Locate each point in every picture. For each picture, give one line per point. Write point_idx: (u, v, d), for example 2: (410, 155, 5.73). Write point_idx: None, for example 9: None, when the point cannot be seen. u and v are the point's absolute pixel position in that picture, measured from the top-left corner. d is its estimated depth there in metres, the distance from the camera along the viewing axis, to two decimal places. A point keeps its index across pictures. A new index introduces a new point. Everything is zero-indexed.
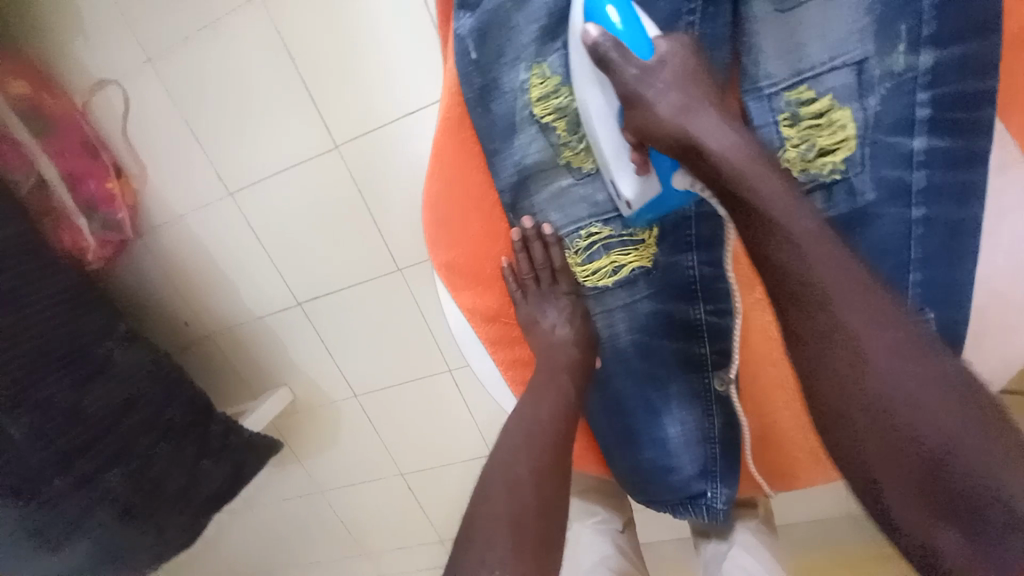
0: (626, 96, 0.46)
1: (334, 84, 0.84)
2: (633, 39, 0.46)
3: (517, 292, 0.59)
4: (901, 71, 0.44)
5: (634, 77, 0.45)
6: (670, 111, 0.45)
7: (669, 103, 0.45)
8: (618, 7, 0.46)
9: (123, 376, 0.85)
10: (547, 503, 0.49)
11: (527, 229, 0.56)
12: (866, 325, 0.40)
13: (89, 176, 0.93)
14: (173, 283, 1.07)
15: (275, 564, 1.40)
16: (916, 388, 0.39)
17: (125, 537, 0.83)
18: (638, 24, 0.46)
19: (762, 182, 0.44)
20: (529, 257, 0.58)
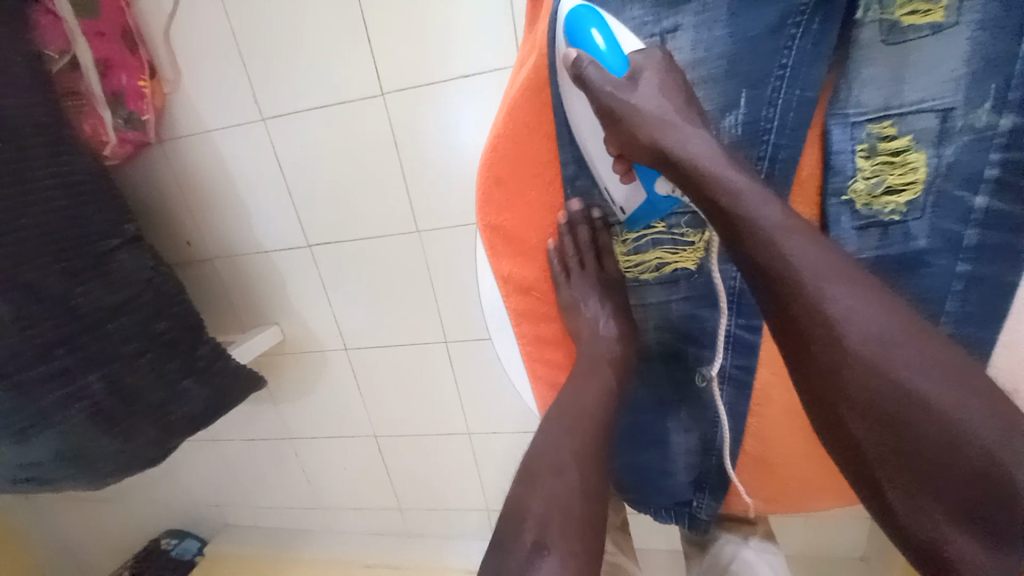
0: (604, 87, 0.47)
1: (398, 31, 0.82)
2: (610, 56, 0.49)
3: (560, 274, 0.61)
4: (981, 128, 0.44)
5: (608, 93, 0.47)
6: (644, 99, 0.47)
7: (656, 97, 0.46)
8: (602, 31, 0.49)
9: (118, 279, 0.82)
10: (588, 496, 0.52)
11: (574, 211, 0.60)
12: (841, 311, 0.39)
13: (123, 66, 0.88)
14: (184, 198, 1.04)
15: (226, 503, 1.37)
16: (901, 357, 0.37)
17: (90, 443, 0.76)
18: (614, 41, 0.49)
19: (733, 171, 0.44)
20: (574, 241, 0.60)
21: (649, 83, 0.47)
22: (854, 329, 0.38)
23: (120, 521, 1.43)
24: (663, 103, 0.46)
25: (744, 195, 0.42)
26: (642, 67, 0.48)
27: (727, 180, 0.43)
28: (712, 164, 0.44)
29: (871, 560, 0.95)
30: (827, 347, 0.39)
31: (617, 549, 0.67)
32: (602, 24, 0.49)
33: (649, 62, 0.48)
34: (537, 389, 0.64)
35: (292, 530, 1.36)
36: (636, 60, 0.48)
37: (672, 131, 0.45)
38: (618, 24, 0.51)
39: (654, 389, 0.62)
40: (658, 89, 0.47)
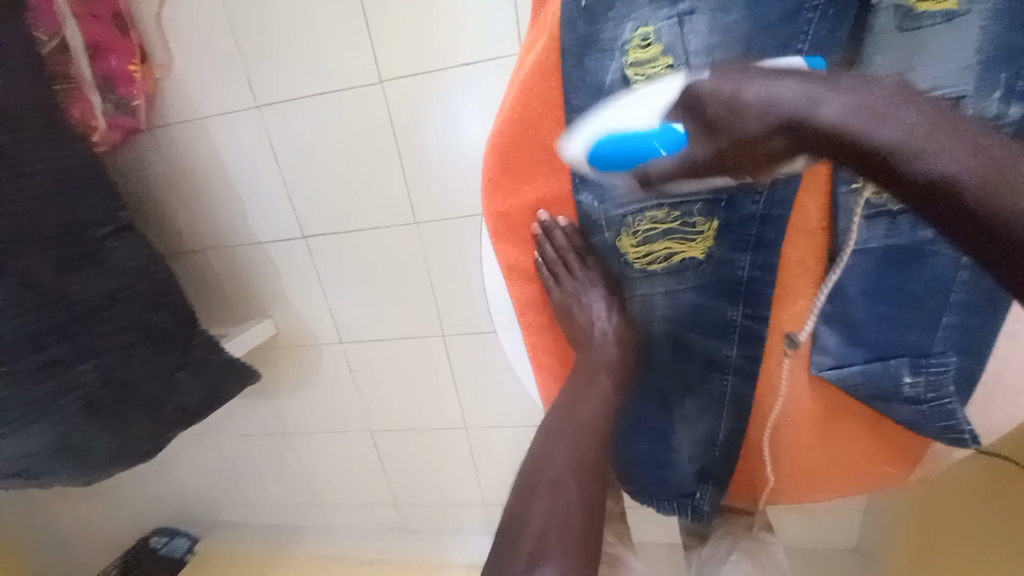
0: (694, 155, 0.44)
1: (397, 18, 0.81)
2: (648, 137, 0.45)
3: (550, 280, 0.60)
4: (990, 117, 0.43)
5: (702, 145, 0.44)
6: (737, 109, 0.42)
7: (747, 108, 0.42)
8: (630, 136, 0.45)
9: (114, 269, 0.80)
10: (584, 507, 0.52)
11: (546, 221, 0.59)
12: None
13: (112, 49, 0.85)
14: (175, 187, 1.02)
15: (217, 499, 1.35)
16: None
17: (82, 437, 0.74)
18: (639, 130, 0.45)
19: (957, 141, 0.36)
20: (554, 244, 0.59)
21: (733, 111, 0.42)
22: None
23: (106, 518, 1.40)
24: (761, 103, 0.41)
25: (958, 169, 0.35)
26: (707, 105, 0.43)
27: (944, 167, 0.36)
28: (925, 150, 0.36)
29: (864, 552, 0.96)
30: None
31: (619, 539, 0.67)
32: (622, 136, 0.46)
33: (703, 88, 0.43)
34: (541, 380, 0.64)
35: (286, 526, 1.35)
36: (686, 105, 0.44)
37: (819, 117, 0.40)
38: (620, 111, 0.46)
39: (657, 383, 0.62)
40: (745, 103, 0.42)
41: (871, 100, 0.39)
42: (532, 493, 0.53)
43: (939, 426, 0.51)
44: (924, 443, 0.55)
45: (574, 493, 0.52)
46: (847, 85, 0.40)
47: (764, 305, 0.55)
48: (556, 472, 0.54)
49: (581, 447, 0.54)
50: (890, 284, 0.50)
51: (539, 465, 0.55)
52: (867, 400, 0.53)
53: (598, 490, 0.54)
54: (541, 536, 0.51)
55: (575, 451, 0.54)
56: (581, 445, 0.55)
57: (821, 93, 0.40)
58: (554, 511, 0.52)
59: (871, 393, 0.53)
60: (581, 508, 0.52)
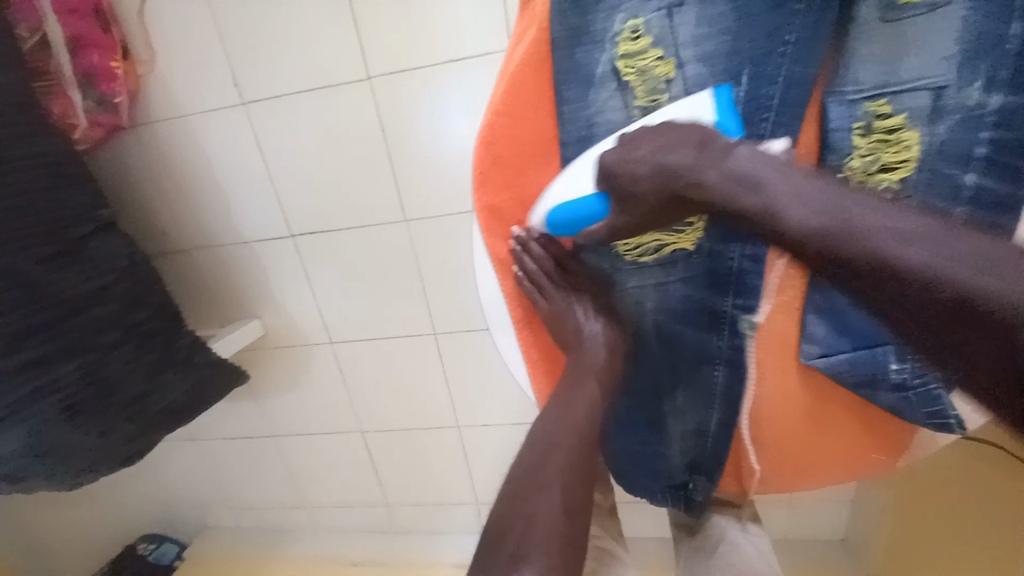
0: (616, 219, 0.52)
1: (385, 14, 0.80)
2: (584, 205, 0.53)
3: (533, 290, 0.60)
4: (972, 107, 0.45)
5: (625, 212, 0.51)
6: (636, 179, 0.48)
7: (644, 181, 0.48)
8: (573, 208, 0.54)
9: (97, 264, 0.78)
10: (578, 503, 0.52)
11: (520, 236, 0.59)
12: (966, 279, 0.35)
13: (94, 45, 0.84)
14: (158, 186, 1.00)
15: (205, 504, 1.33)
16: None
17: (62, 438, 0.71)
18: (576, 201, 0.54)
19: (811, 194, 0.42)
20: (532, 257, 0.59)
21: (634, 180, 0.49)
22: (980, 294, 0.34)
23: (89, 526, 1.37)
24: (654, 171, 0.48)
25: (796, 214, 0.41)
26: (618, 177, 0.50)
27: (798, 217, 0.41)
28: (785, 204, 0.42)
29: (851, 541, 0.97)
30: (970, 327, 0.35)
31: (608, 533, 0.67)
32: (567, 210, 0.54)
33: (615, 161, 0.49)
34: (531, 375, 0.63)
35: (276, 530, 1.33)
36: (602, 177, 0.51)
37: (700, 187, 0.46)
38: (562, 183, 0.54)
39: (649, 376, 0.62)
40: (643, 171, 0.48)
41: (741, 161, 0.45)
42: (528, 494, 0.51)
43: (927, 413, 0.51)
44: (911, 430, 0.56)
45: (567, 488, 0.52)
46: (722, 155, 0.45)
47: (751, 299, 0.56)
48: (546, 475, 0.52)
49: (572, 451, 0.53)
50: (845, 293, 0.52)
51: (533, 469, 0.53)
52: (855, 389, 0.54)
53: (582, 488, 0.53)
54: (523, 534, 0.49)
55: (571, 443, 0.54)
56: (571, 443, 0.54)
57: (702, 164, 0.46)
58: (553, 507, 0.50)
59: (858, 382, 0.53)
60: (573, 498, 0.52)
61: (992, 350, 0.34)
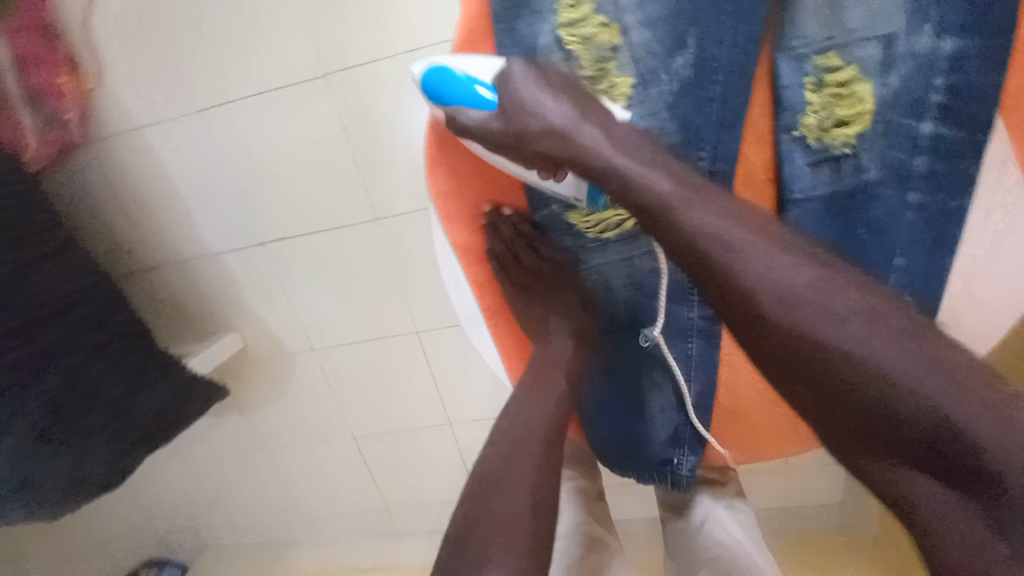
0: (495, 130, 0.49)
1: (337, 9, 0.78)
2: (473, 93, 0.50)
3: (500, 271, 0.60)
4: (925, 52, 0.46)
5: (506, 130, 0.49)
6: (534, 110, 0.48)
7: (538, 116, 0.48)
8: (462, 80, 0.49)
9: (56, 285, 0.75)
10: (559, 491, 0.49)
11: (490, 212, 0.59)
12: (854, 341, 0.39)
13: (40, 63, 0.82)
14: (119, 203, 0.97)
15: (200, 523, 1.31)
16: (931, 382, 0.37)
17: (32, 466, 0.70)
18: (468, 79, 0.49)
19: (706, 206, 0.44)
20: (500, 235, 0.59)
21: (527, 110, 0.48)
22: (870, 362, 0.38)
23: None
24: (548, 113, 0.47)
25: (692, 219, 0.43)
26: (512, 89, 0.49)
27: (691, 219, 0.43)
28: (680, 204, 0.44)
29: (848, 508, 0.98)
30: (827, 357, 0.39)
31: (597, 520, 0.66)
32: (456, 73, 0.49)
33: (522, 82, 0.49)
34: (506, 360, 0.63)
35: (275, 544, 1.31)
36: (498, 81, 0.49)
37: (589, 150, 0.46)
38: (464, 62, 0.51)
39: (622, 355, 0.62)
40: (538, 104, 0.48)
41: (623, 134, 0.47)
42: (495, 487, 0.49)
43: None
44: None
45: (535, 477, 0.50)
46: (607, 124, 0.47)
47: (651, 321, 0.59)
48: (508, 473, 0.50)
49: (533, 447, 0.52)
50: None
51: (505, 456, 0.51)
52: None
53: (556, 475, 0.51)
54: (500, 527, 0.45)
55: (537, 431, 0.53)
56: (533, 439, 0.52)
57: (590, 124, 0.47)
58: (519, 501, 0.48)
59: None
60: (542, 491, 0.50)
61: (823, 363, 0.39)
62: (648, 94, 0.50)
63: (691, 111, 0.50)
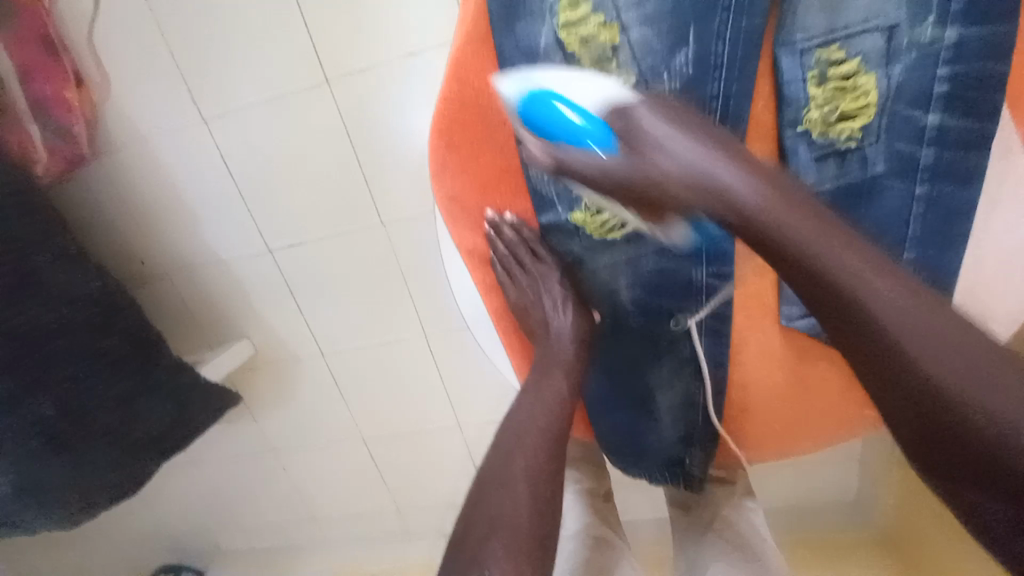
0: (609, 163, 0.47)
1: (337, 16, 0.78)
2: (578, 128, 0.47)
3: (505, 277, 0.60)
4: (927, 43, 0.46)
5: (624, 166, 0.46)
6: (660, 145, 0.46)
7: (667, 155, 0.45)
8: (563, 105, 0.47)
9: (53, 296, 0.74)
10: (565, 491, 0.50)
11: (495, 219, 0.58)
12: (912, 327, 0.40)
13: (45, 77, 0.82)
14: (130, 214, 0.99)
15: (215, 527, 1.32)
16: (997, 399, 0.37)
17: (45, 471, 0.74)
18: (578, 110, 0.47)
19: (766, 188, 0.44)
20: (504, 242, 0.59)
21: (648, 141, 0.46)
22: (919, 346, 0.39)
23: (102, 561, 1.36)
24: (678, 152, 0.45)
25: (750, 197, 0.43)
26: (635, 120, 0.46)
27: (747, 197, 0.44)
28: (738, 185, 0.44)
29: (863, 504, 0.97)
30: (880, 334, 0.40)
31: (602, 518, 0.67)
32: (560, 97, 0.47)
33: (642, 114, 0.47)
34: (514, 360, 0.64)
35: (288, 547, 1.33)
36: (617, 116, 0.47)
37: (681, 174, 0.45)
38: (573, 83, 0.48)
39: (631, 353, 0.61)
40: (666, 141, 0.46)
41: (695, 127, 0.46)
42: (500, 485, 0.48)
43: None
44: None
45: (542, 478, 0.49)
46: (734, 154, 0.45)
47: (695, 308, 0.57)
48: (512, 470, 0.49)
49: (539, 449, 0.51)
50: None
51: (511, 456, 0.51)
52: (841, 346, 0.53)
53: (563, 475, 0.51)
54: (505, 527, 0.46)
55: (541, 432, 0.52)
56: (535, 442, 0.51)
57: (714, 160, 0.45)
58: (522, 499, 0.47)
59: None
60: (550, 492, 0.50)
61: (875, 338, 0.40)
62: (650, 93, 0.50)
63: (692, 108, 0.50)
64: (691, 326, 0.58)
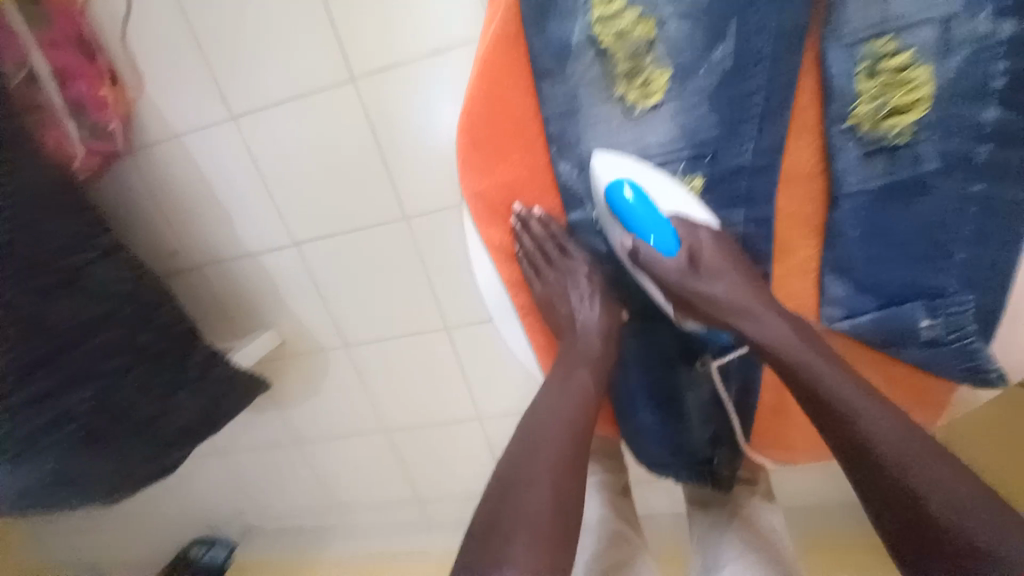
0: (670, 275, 0.51)
1: (363, 10, 0.78)
2: (650, 226, 0.51)
3: (531, 273, 0.59)
4: (981, 37, 0.43)
5: (676, 279, 0.51)
6: (714, 277, 0.51)
7: (720, 283, 0.50)
8: (635, 188, 0.50)
9: (96, 293, 0.76)
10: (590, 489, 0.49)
11: (523, 212, 0.57)
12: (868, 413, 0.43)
13: (80, 75, 0.85)
14: (162, 209, 1.01)
15: (245, 512, 1.37)
16: (954, 506, 0.39)
17: (83, 462, 0.76)
18: (653, 207, 0.50)
19: (738, 283, 0.51)
20: (530, 234, 0.58)
21: (706, 272, 0.51)
22: (869, 426, 0.43)
23: (139, 541, 1.43)
24: (729, 287, 0.50)
25: (728, 291, 0.50)
26: (697, 244, 0.51)
27: (726, 290, 0.50)
28: (722, 281, 0.50)
29: None
30: (837, 414, 0.44)
31: (621, 517, 0.66)
32: (635, 182, 0.50)
33: (708, 245, 0.51)
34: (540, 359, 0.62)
35: (314, 532, 1.36)
36: (686, 230, 0.51)
37: (712, 299, 0.51)
38: (655, 181, 0.51)
39: (657, 349, 0.62)
40: (720, 278, 0.50)
41: (721, 244, 0.52)
42: (521, 484, 0.48)
43: (963, 367, 0.48)
44: (948, 387, 0.51)
45: (565, 474, 0.48)
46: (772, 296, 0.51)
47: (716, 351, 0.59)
48: (535, 468, 0.48)
49: (562, 447, 0.50)
50: (866, 278, 0.51)
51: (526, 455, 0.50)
52: (882, 348, 0.51)
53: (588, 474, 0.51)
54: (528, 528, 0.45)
55: (566, 427, 0.51)
56: (561, 439, 0.50)
57: (754, 300, 0.50)
58: (543, 498, 0.47)
59: (886, 340, 0.51)
60: (576, 486, 0.49)
61: (832, 420, 0.44)
62: (686, 88, 0.50)
63: (730, 104, 0.49)
64: (713, 371, 0.60)
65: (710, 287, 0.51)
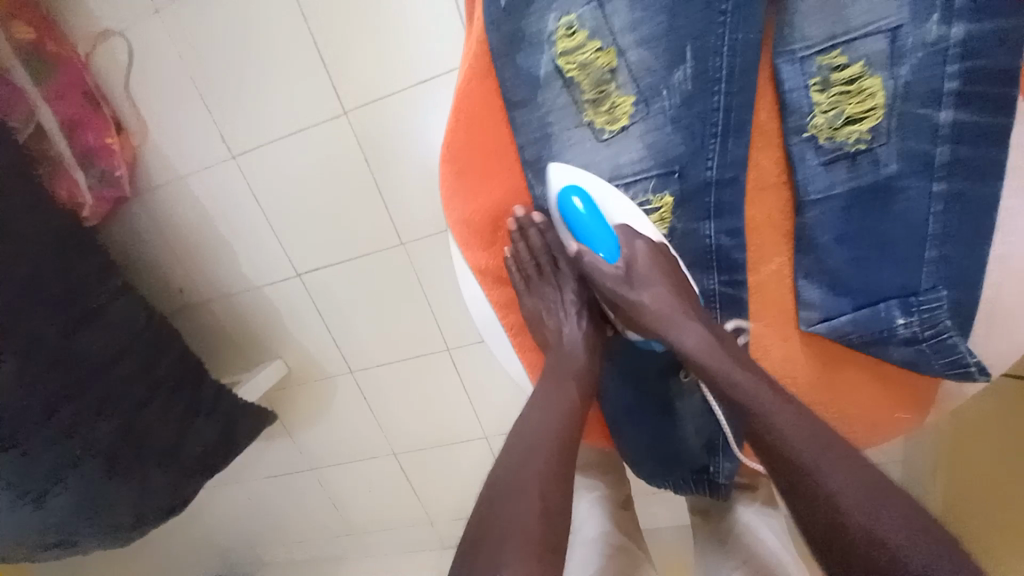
0: (607, 280, 0.54)
1: (352, 49, 0.82)
2: (594, 234, 0.55)
3: (521, 283, 0.62)
4: (933, 42, 0.45)
5: (613, 285, 0.54)
6: (645, 285, 0.53)
7: (649, 291, 0.53)
8: (584, 199, 0.53)
9: (111, 331, 0.80)
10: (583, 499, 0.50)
11: (521, 217, 0.59)
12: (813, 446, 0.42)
13: (88, 126, 0.90)
14: (168, 247, 1.05)
15: (259, 541, 1.38)
16: (914, 546, 0.37)
17: (105, 496, 0.78)
18: (598, 217, 0.54)
19: (667, 295, 0.53)
20: (528, 243, 0.60)
21: (637, 283, 0.53)
22: (816, 459, 0.41)
23: None
24: (658, 296, 0.53)
25: (654, 300, 0.53)
26: (631, 253, 0.54)
27: (654, 300, 0.53)
28: (648, 291, 0.53)
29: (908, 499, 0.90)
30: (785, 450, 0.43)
31: (622, 528, 0.66)
32: (585, 192, 0.54)
33: (643, 255, 0.54)
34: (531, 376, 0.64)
35: (327, 560, 1.36)
36: (625, 238, 0.54)
37: (641, 306, 0.53)
38: (605, 189, 0.54)
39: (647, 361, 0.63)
40: (651, 289, 0.53)
41: (649, 254, 0.54)
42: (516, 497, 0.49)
43: (942, 361, 0.50)
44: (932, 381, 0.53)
45: (557, 484, 0.49)
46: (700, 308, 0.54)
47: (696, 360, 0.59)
48: (527, 481, 0.49)
49: (554, 458, 0.51)
50: (843, 280, 0.52)
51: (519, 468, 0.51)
52: (865, 347, 0.52)
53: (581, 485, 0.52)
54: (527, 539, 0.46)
55: (556, 440, 0.52)
56: (552, 453, 0.51)
57: (677, 310, 0.53)
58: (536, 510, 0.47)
59: (867, 339, 0.52)
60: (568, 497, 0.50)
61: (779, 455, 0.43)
62: (651, 110, 0.52)
63: (695, 121, 0.52)
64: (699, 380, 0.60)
65: (641, 298, 0.53)
